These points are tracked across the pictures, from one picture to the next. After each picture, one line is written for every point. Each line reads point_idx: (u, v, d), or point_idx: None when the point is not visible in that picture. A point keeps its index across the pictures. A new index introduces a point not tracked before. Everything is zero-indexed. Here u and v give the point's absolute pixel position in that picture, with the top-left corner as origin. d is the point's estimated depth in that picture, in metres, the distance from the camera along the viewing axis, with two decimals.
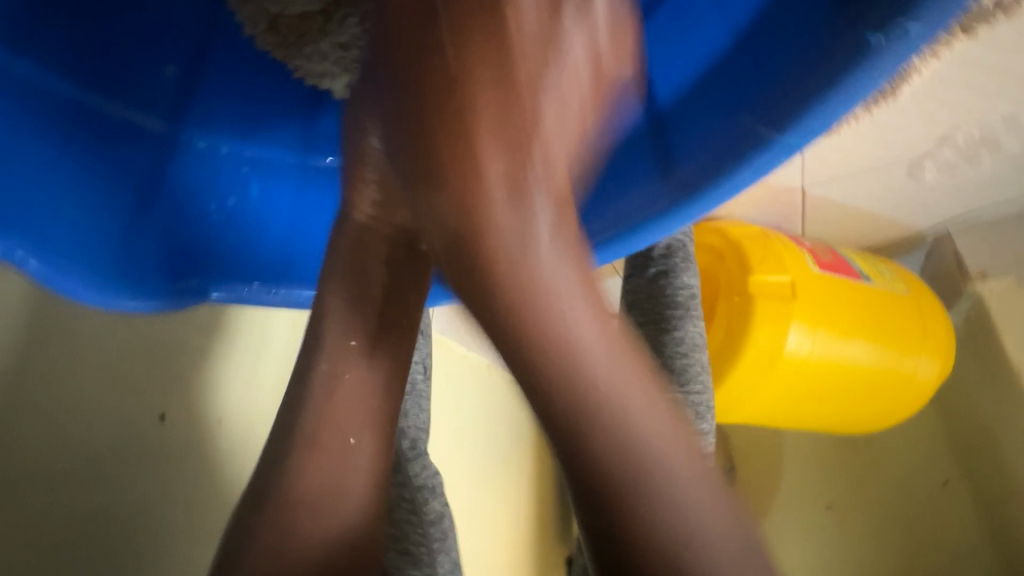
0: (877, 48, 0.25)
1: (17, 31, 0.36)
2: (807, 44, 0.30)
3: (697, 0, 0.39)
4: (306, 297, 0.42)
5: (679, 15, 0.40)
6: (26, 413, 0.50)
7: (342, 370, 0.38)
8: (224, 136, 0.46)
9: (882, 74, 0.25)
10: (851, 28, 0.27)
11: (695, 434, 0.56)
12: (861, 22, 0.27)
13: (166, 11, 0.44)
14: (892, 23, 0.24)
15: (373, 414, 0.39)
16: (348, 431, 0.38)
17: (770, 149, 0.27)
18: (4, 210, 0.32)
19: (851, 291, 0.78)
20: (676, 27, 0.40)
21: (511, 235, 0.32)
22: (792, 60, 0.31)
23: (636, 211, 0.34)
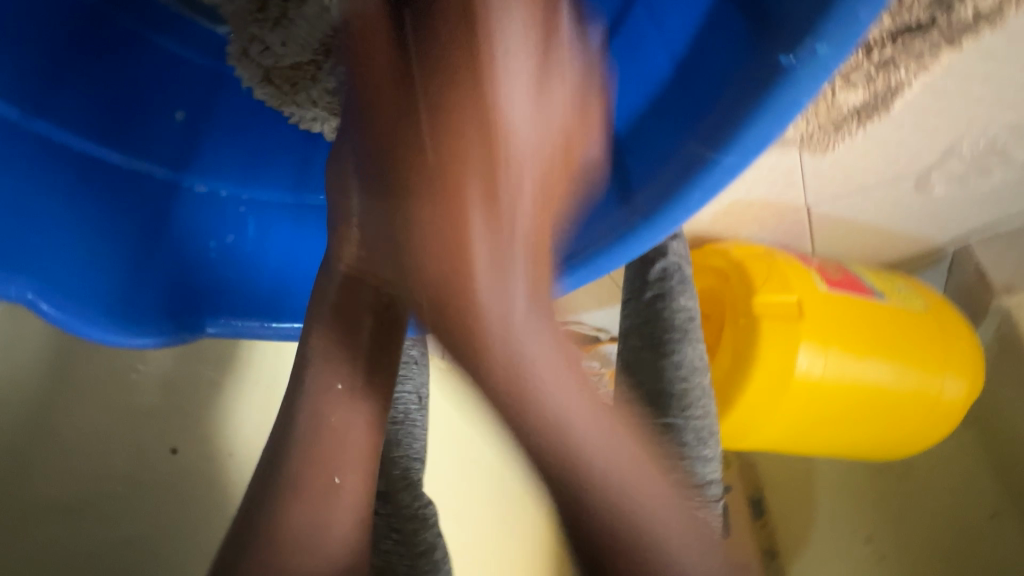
0: (794, 66, 0.26)
1: (37, 98, 0.40)
2: (732, 56, 0.32)
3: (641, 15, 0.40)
4: (298, 328, 0.44)
5: (631, 36, 0.42)
6: (49, 446, 0.57)
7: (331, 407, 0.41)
8: (226, 179, 0.48)
9: (802, 92, 0.26)
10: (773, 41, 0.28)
11: (698, 461, 0.55)
12: (777, 44, 0.27)
13: (175, 73, 0.49)
14: (803, 40, 0.26)
15: (361, 455, 0.42)
16: (334, 470, 0.41)
17: (714, 169, 0.30)
18: (19, 257, 0.36)
19: (863, 308, 0.76)
20: (631, 49, 0.41)
21: (490, 263, 0.37)
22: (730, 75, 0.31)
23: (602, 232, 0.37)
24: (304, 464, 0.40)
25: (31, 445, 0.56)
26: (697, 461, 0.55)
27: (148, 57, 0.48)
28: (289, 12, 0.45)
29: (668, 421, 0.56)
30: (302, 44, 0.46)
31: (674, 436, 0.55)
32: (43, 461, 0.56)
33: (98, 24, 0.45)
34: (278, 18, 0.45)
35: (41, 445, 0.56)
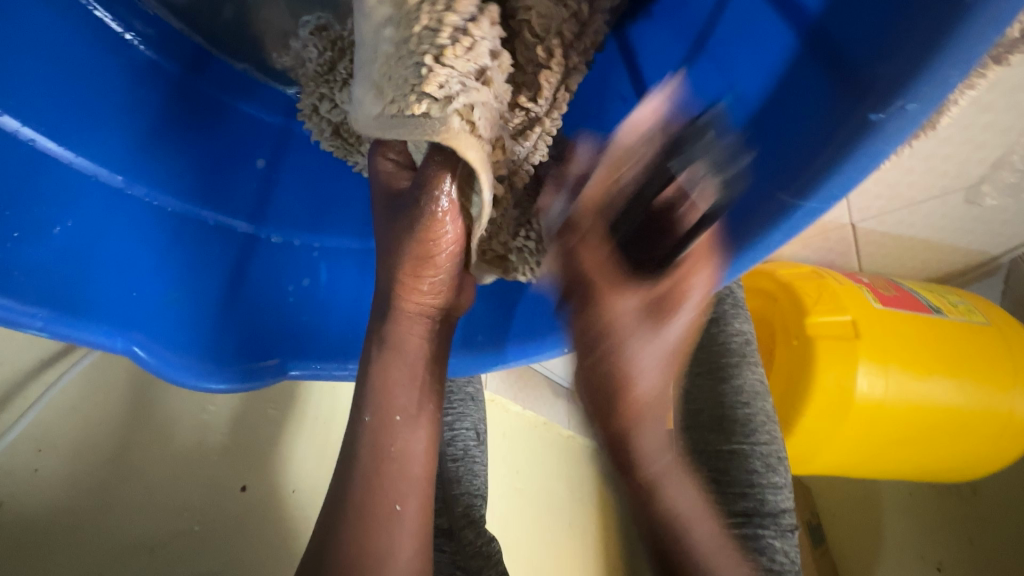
0: (878, 127, 0.23)
1: (135, 167, 0.44)
2: (810, 110, 0.29)
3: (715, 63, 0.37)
4: None
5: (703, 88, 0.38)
6: (132, 484, 0.58)
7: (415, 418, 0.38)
8: (297, 229, 0.51)
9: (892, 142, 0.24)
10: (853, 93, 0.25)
11: (770, 490, 0.54)
12: (863, 96, 0.25)
13: (251, 134, 0.52)
14: (897, 95, 0.23)
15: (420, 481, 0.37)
16: (396, 496, 0.36)
17: (794, 215, 0.27)
18: (124, 312, 0.39)
19: (921, 324, 0.74)
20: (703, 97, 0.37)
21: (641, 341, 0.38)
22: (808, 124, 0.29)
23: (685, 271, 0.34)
24: (368, 493, 0.36)
25: (115, 482, 0.57)
26: (768, 488, 0.54)
27: (229, 122, 0.52)
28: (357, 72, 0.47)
29: (733, 447, 0.55)
30: None
31: (741, 462, 0.54)
32: (127, 501, 0.57)
33: (184, 94, 0.49)
34: (347, 78, 0.48)
35: (126, 482, 0.58)
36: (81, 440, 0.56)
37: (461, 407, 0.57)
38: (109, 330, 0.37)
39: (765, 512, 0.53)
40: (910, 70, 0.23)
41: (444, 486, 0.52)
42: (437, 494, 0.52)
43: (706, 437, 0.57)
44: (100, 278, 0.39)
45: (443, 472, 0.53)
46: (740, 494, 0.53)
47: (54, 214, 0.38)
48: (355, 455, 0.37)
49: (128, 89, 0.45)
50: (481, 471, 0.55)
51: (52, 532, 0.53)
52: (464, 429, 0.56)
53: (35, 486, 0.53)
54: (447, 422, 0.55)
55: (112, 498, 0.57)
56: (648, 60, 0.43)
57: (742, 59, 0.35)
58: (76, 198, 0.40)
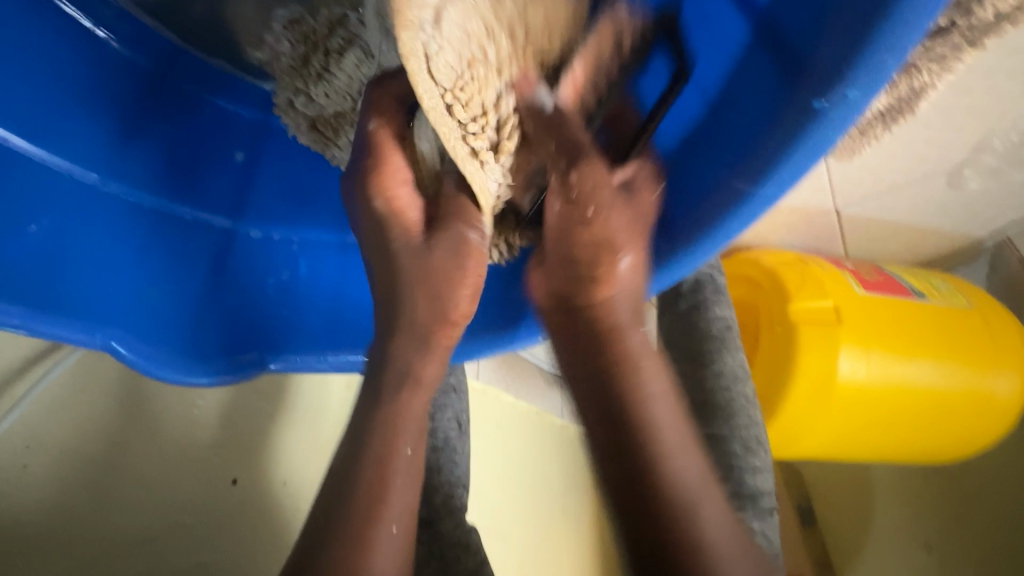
0: (822, 113, 0.23)
1: (112, 165, 0.44)
2: (768, 100, 0.29)
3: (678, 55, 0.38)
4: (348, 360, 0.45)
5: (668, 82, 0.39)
6: (123, 480, 0.59)
7: (394, 423, 0.39)
8: (277, 224, 0.52)
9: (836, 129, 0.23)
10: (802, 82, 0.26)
11: (748, 472, 0.55)
12: (810, 82, 0.24)
13: (229, 130, 0.53)
14: (837, 82, 0.23)
15: (399, 474, 0.38)
16: (379, 504, 0.37)
17: (750, 203, 0.27)
18: (103, 310, 0.39)
19: (903, 308, 0.75)
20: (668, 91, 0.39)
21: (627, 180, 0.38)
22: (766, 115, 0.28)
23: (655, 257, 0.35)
24: (355, 488, 0.37)
25: (106, 480, 0.58)
26: (746, 471, 0.55)
27: (205, 118, 0.52)
28: (330, 65, 0.47)
29: (713, 432, 0.56)
30: (343, 95, 0.48)
31: (720, 445, 0.55)
32: (118, 498, 0.58)
33: (159, 92, 0.49)
34: (321, 71, 0.48)
35: (117, 478, 0.58)
36: (71, 435, 0.57)
37: (443, 398, 0.57)
38: (89, 327, 0.38)
39: (742, 494, 0.54)
40: (852, 56, 0.22)
41: (425, 477, 0.53)
42: (419, 485, 0.53)
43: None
44: (78, 277, 0.39)
45: (425, 464, 0.53)
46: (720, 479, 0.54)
47: (29, 214, 0.38)
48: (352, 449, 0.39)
49: (102, 86, 0.45)
50: (463, 461, 0.56)
51: (46, 526, 0.54)
52: (446, 421, 0.56)
53: (25, 481, 0.54)
54: (430, 414, 0.56)
55: (104, 495, 0.57)
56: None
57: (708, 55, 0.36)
58: (50, 197, 0.40)
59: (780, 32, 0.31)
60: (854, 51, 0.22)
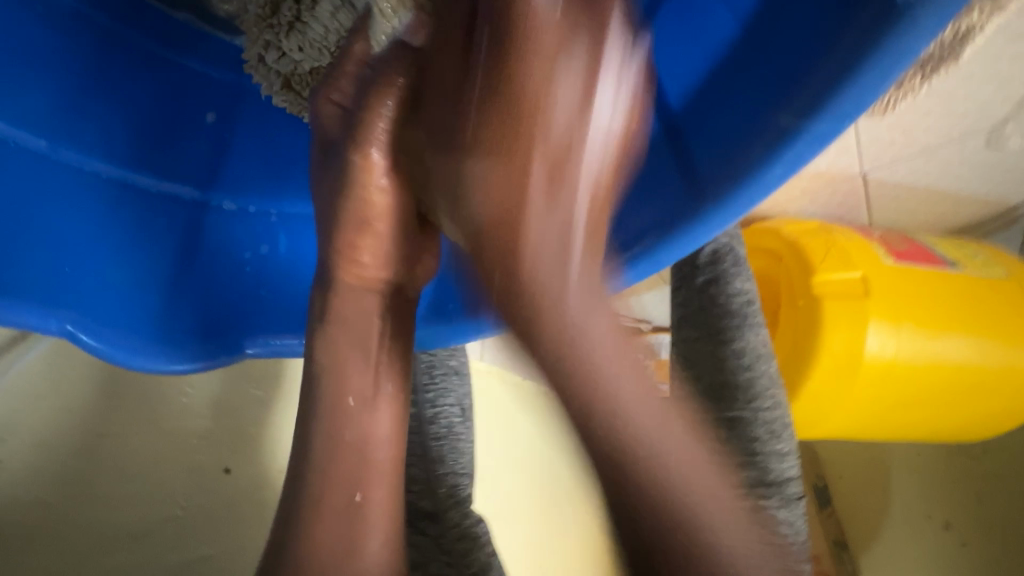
0: (908, 14, 0.18)
1: (64, 131, 0.39)
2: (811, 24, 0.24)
3: None
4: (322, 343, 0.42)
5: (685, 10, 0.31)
6: (108, 474, 0.56)
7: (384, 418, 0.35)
8: (254, 195, 0.47)
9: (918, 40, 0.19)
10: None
11: (773, 457, 0.51)
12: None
13: (195, 91, 0.48)
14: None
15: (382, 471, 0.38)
16: (356, 487, 0.37)
17: (794, 142, 0.22)
18: (57, 291, 0.35)
19: (935, 279, 0.70)
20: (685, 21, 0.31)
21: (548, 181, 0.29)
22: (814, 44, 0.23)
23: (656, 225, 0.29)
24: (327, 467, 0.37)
25: (90, 473, 0.56)
26: (771, 457, 0.51)
27: (169, 79, 0.46)
28: (303, 14, 0.42)
29: (733, 416, 0.52)
30: (320, 48, 0.43)
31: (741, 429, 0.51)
32: (105, 494, 0.56)
33: (117, 50, 0.44)
34: (293, 22, 0.43)
35: (103, 472, 0.56)
36: None
37: (445, 382, 0.53)
38: (41, 310, 0.33)
39: (768, 482, 0.50)
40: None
41: (427, 465, 0.49)
42: (421, 474, 0.49)
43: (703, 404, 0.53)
44: (27, 254, 0.35)
45: (426, 451, 0.50)
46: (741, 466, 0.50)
47: None
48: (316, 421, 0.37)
49: (48, 42, 0.40)
50: (467, 449, 0.52)
51: None
52: (449, 406, 0.52)
53: None
54: (429, 399, 0.52)
55: (88, 489, 0.55)
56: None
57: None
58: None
59: None
60: None
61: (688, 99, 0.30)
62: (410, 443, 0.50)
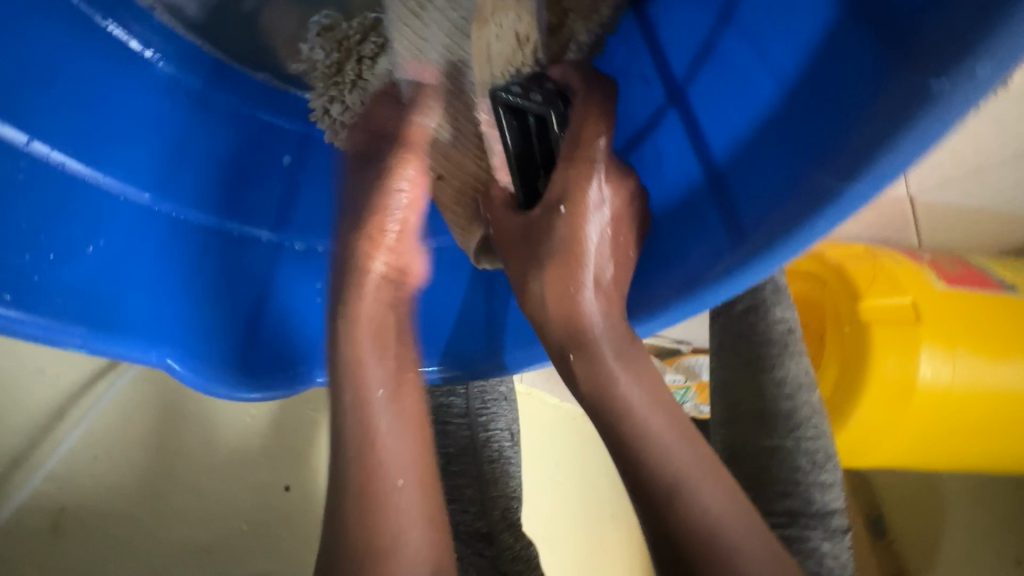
0: (937, 99, 0.19)
1: (160, 184, 0.45)
2: (852, 89, 0.24)
3: (741, 44, 0.31)
4: None
5: (729, 66, 0.32)
6: (181, 489, 0.60)
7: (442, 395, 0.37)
8: (321, 236, 0.51)
9: (954, 121, 0.19)
10: (904, 66, 0.21)
11: (816, 488, 0.49)
12: (918, 64, 0.21)
13: (270, 139, 0.52)
14: (957, 61, 0.19)
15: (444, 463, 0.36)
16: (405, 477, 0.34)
17: (837, 206, 0.23)
18: (156, 328, 0.40)
19: (992, 305, 0.67)
20: (729, 78, 0.32)
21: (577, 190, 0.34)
22: (846, 114, 0.24)
23: (710, 266, 0.29)
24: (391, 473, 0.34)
25: (164, 487, 0.59)
26: (814, 488, 0.49)
27: (247, 129, 0.51)
28: (364, 73, 0.47)
29: (777, 444, 0.51)
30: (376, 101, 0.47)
31: (785, 459, 0.50)
32: (178, 505, 0.59)
33: (205, 106, 0.49)
34: (355, 79, 0.47)
35: (174, 487, 0.59)
36: (137, 445, 0.58)
37: (495, 407, 0.56)
38: (143, 344, 0.38)
39: (812, 512, 0.48)
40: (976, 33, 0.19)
41: (482, 489, 0.51)
42: (477, 496, 0.51)
43: (745, 432, 0.52)
44: (132, 297, 0.40)
45: (481, 474, 0.52)
46: (783, 494, 0.49)
47: (86, 235, 0.39)
48: (375, 440, 0.35)
49: (153, 106, 0.46)
50: (517, 473, 0.54)
51: (110, 536, 0.55)
52: (499, 431, 0.55)
53: (91, 493, 0.55)
54: (482, 423, 0.54)
55: (160, 498, 0.58)
56: (665, 25, 0.37)
57: (774, 38, 0.29)
58: (106, 219, 0.41)
59: None
60: (983, 21, 0.18)
61: (732, 151, 0.31)
62: (465, 467, 0.52)
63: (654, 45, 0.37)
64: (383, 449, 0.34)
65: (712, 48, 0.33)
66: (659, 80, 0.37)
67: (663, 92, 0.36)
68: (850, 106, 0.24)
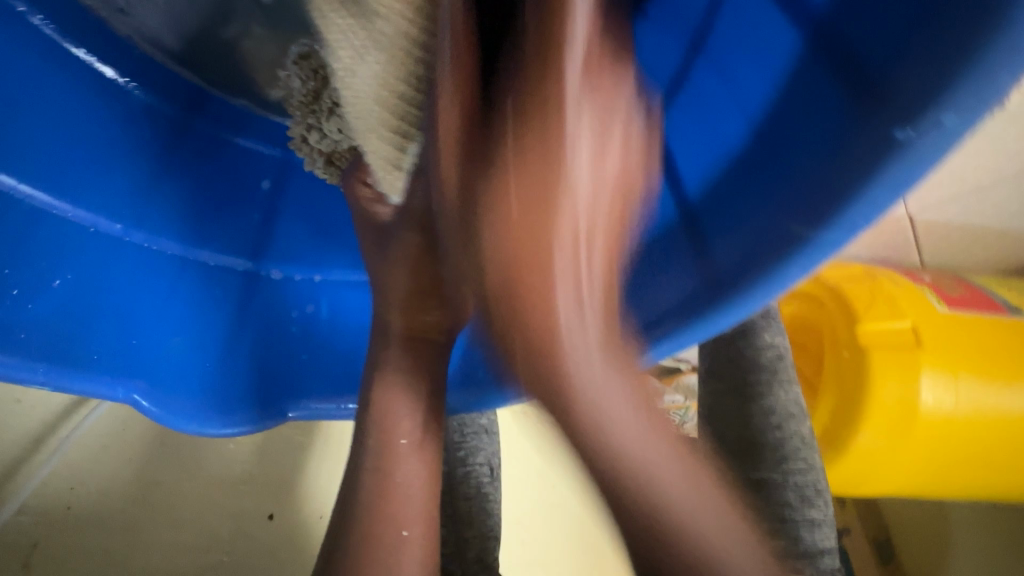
0: (905, 146, 0.18)
1: (132, 214, 0.44)
2: (820, 132, 0.23)
3: (714, 78, 0.30)
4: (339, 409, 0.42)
5: (703, 98, 0.31)
6: (157, 520, 0.58)
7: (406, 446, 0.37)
8: (298, 264, 0.50)
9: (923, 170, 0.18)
10: (875, 113, 0.20)
11: (804, 525, 0.45)
12: (885, 110, 0.20)
13: (248, 166, 0.51)
14: (923, 110, 0.18)
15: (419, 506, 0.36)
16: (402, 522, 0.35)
17: (807, 250, 0.22)
18: (120, 363, 0.39)
19: (996, 328, 0.65)
20: (703, 111, 0.31)
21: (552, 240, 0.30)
22: (815, 156, 0.23)
23: (682, 308, 0.28)
24: (375, 519, 0.34)
25: (140, 519, 0.57)
26: (804, 525, 0.45)
27: (227, 157, 0.51)
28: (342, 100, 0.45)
29: (763, 476, 0.47)
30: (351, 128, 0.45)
31: (772, 493, 0.46)
32: (155, 537, 0.58)
33: (182, 134, 0.48)
34: (333, 107, 0.46)
35: (150, 518, 0.58)
36: (114, 475, 0.57)
37: (475, 440, 0.54)
38: (107, 381, 0.37)
39: (801, 553, 0.44)
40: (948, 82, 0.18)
41: (455, 527, 0.49)
42: (449, 536, 0.49)
43: (730, 463, 0.49)
44: (97, 330, 0.39)
45: (455, 512, 0.50)
46: (770, 532, 0.44)
47: (53, 267, 0.38)
48: (362, 488, 0.35)
49: (127, 135, 0.45)
50: (496, 509, 0.52)
51: (87, 569, 0.54)
52: (478, 465, 0.53)
53: (67, 525, 0.54)
54: (460, 458, 0.53)
55: (137, 529, 0.57)
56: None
57: (749, 71, 0.28)
58: (73, 250, 0.40)
59: (843, 36, 0.23)
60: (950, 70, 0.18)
61: (706, 186, 0.30)
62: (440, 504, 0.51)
63: None
64: (368, 507, 0.35)
65: (686, 81, 0.32)
66: None
67: None
68: (820, 148, 0.23)
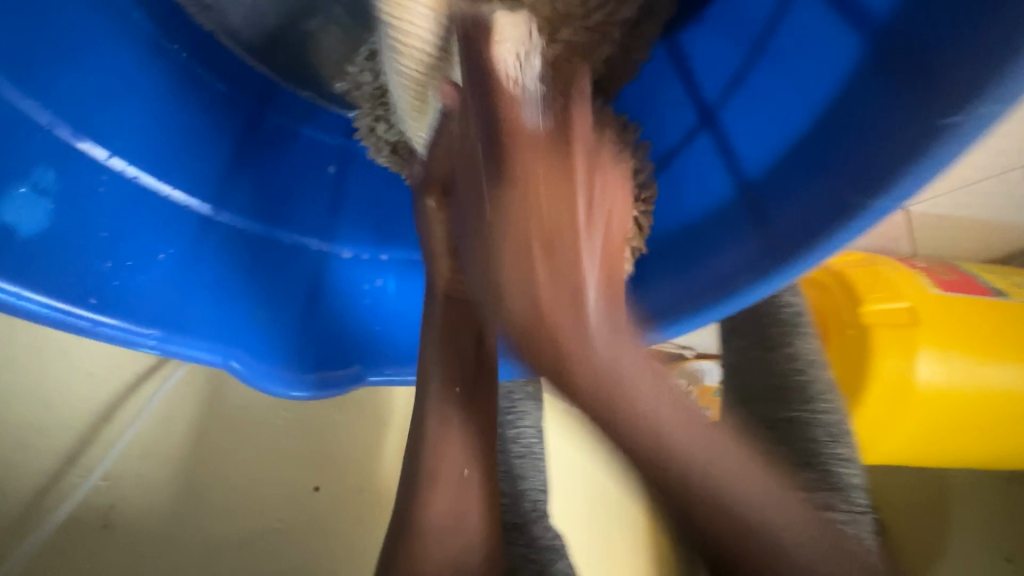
0: (957, 127, 0.23)
1: (218, 196, 0.47)
2: (875, 115, 0.28)
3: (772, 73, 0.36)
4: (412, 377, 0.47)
5: (762, 90, 0.36)
6: (220, 490, 0.61)
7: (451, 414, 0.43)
8: (364, 243, 0.54)
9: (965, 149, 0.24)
10: (928, 101, 0.25)
11: (833, 461, 0.51)
12: (939, 98, 0.25)
13: (315, 152, 0.55)
14: (975, 97, 0.23)
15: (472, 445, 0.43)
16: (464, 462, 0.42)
17: (865, 216, 0.27)
18: (219, 330, 0.43)
19: (983, 308, 0.72)
20: (760, 101, 0.36)
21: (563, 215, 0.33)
22: (872, 135, 0.28)
23: (744, 268, 0.32)
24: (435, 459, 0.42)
25: (202, 487, 0.61)
26: (833, 459, 0.51)
27: (295, 144, 0.54)
28: None
29: (793, 418, 0.53)
30: None
31: (802, 432, 0.52)
32: (218, 504, 0.61)
33: (258, 123, 0.52)
34: None
35: (211, 486, 0.61)
36: (179, 445, 0.60)
37: (523, 405, 0.59)
38: (209, 347, 0.41)
39: (833, 487, 0.50)
40: (989, 73, 0.23)
41: (512, 481, 0.55)
42: (509, 489, 0.54)
43: (764, 410, 0.54)
44: (196, 300, 0.43)
45: (510, 468, 0.56)
46: (806, 467, 0.51)
47: (157, 244, 0.43)
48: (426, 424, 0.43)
49: (209, 121, 0.48)
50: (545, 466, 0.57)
51: (159, 527, 0.58)
52: (527, 427, 0.58)
53: (138, 489, 0.58)
54: (510, 421, 0.58)
55: (199, 496, 0.60)
56: (697, 54, 0.42)
57: (803, 68, 0.34)
58: (174, 227, 0.44)
59: (894, 41, 0.28)
60: (994, 67, 0.23)
61: (764, 165, 0.35)
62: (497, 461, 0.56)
63: (684, 73, 0.43)
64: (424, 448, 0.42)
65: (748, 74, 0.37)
66: (690, 102, 0.42)
67: (696, 114, 0.41)
68: (877, 127, 0.28)
